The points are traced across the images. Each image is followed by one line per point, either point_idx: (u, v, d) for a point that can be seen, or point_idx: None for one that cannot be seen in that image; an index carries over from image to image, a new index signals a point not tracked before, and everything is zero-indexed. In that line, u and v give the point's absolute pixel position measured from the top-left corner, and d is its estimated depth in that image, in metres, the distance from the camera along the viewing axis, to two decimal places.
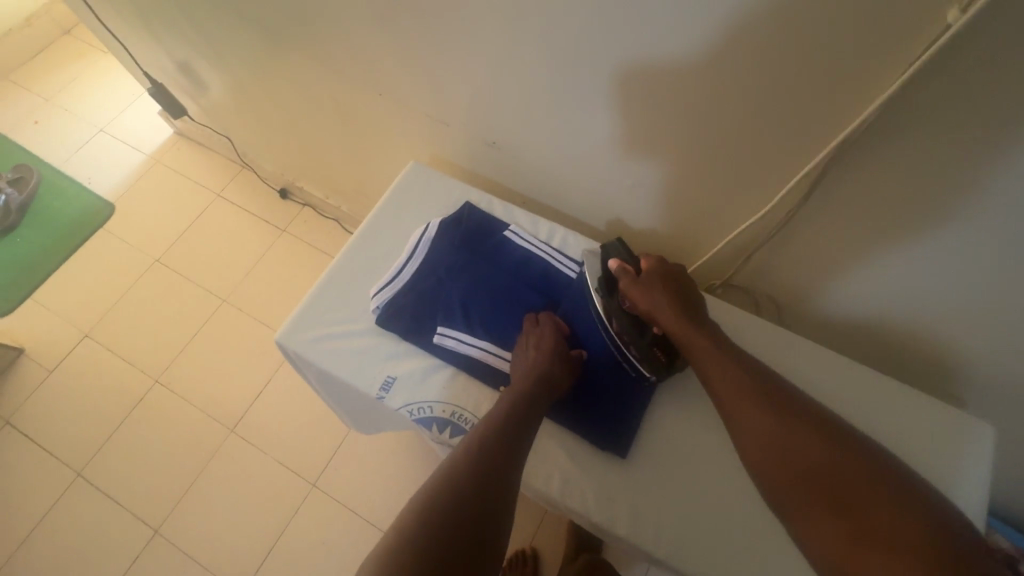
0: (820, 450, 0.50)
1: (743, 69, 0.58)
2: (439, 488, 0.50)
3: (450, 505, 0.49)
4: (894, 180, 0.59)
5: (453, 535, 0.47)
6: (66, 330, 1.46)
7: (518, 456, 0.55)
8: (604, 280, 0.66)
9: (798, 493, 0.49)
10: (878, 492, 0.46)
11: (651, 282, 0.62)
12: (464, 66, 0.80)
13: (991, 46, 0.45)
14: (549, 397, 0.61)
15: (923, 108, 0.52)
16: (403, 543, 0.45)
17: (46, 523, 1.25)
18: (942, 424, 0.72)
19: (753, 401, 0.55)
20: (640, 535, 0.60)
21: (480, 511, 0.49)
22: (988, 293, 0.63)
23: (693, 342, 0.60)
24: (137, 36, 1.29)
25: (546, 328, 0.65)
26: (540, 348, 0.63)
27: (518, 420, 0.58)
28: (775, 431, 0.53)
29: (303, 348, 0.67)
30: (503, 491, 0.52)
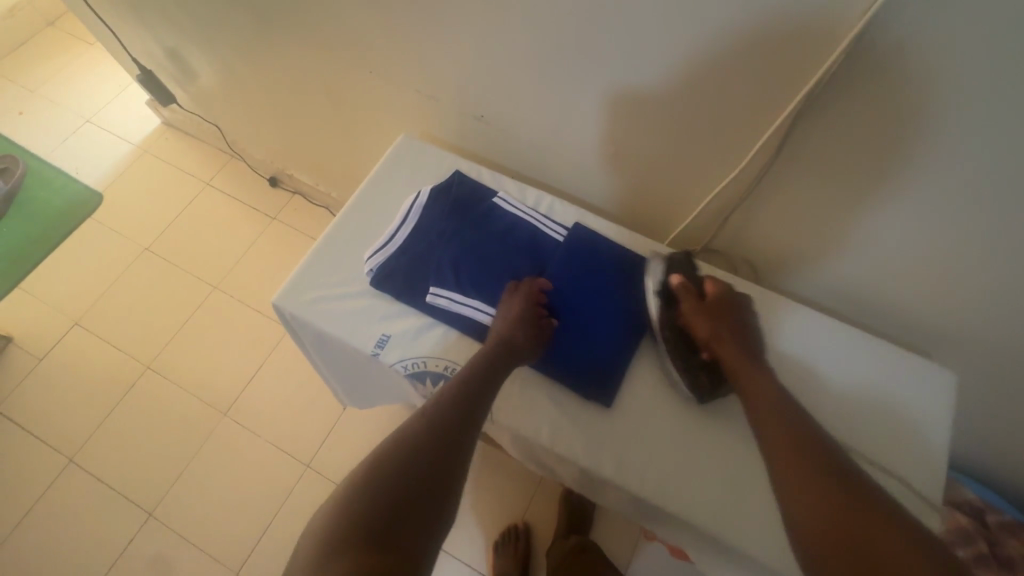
0: (834, 485, 0.51)
1: (713, 32, 0.62)
2: (397, 445, 0.53)
3: (406, 459, 0.52)
4: (859, 134, 0.63)
5: (404, 484, 0.50)
6: (55, 319, 1.45)
7: (477, 419, 0.58)
8: (665, 295, 0.68)
9: (814, 525, 0.49)
10: (859, 505, 0.49)
11: (717, 310, 0.64)
12: (451, 42, 0.83)
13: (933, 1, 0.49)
14: (511, 361, 0.64)
15: (879, 64, 0.56)
16: (356, 492, 0.49)
17: (38, 508, 1.25)
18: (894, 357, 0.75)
19: (778, 432, 0.57)
20: (626, 476, 0.63)
21: (432, 467, 0.52)
22: (945, 241, 0.68)
23: (744, 370, 0.62)
24: (126, 23, 1.30)
25: (522, 296, 0.68)
26: (507, 318, 0.66)
27: (480, 385, 0.60)
28: (793, 465, 0.53)
29: (300, 309, 0.69)
30: (458, 449, 0.55)
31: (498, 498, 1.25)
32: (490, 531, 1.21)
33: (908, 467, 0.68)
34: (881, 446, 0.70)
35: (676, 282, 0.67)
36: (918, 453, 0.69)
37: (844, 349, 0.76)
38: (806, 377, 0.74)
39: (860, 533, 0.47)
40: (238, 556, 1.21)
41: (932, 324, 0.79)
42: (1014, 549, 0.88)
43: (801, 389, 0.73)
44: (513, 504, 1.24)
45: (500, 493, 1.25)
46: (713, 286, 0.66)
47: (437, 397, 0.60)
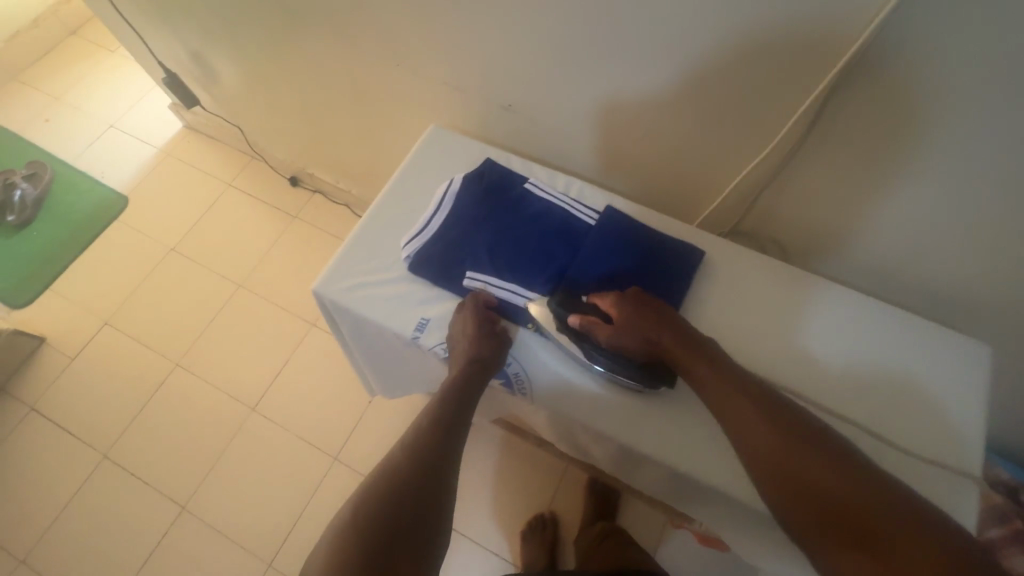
0: (815, 465, 0.50)
1: (743, 13, 0.63)
2: (387, 470, 0.55)
3: (396, 483, 0.54)
4: (892, 110, 0.63)
5: (395, 509, 0.52)
6: (85, 319, 1.49)
7: (457, 435, 0.61)
8: (575, 333, 0.66)
9: (806, 510, 0.49)
10: (853, 488, 0.48)
11: (628, 321, 0.62)
12: (478, 33, 0.84)
13: None
14: (483, 375, 0.65)
15: (913, 39, 0.56)
16: (353, 524, 0.51)
17: (75, 503, 1.28)
18: (933, 335, 0.74)
19: (750, 417, 0.54)
20: (665, 452, 0.64)
21: (422, 486, 0.55)
22: (978, 215, 0.68)
23: (689, 363, 0.59)
24: (152, 27, 1.33)
25: (470, 312, 0.68)
26: (467, 334, 0.66)
27: (457, 403, 0.63)
28: (774, 450, 0.52)
29: (340, 295, 0.71)
30: (444, 466, 0.57)
31: (523, 489, 1.26)
32: (517, 520, 1.22)
33: (947, 442, 0.67)
34: (916, 422, 0.68)
35: (576, 320, 0.65)
36: (956, 428, 0.67)
37: (878, 329, 0.74)
38: (840, 356, 0.73)
39: (850, 513, 0.47)
40: (271, 548, 1.23)
41: (964, 300, 0.79)
42: None
43: (834, 367, 0.72)
44: (539, 494, 1.25)
45: (526, 483, 1.26)
46: (607, 305, 0.64)
47: (415, 423, 0.62)
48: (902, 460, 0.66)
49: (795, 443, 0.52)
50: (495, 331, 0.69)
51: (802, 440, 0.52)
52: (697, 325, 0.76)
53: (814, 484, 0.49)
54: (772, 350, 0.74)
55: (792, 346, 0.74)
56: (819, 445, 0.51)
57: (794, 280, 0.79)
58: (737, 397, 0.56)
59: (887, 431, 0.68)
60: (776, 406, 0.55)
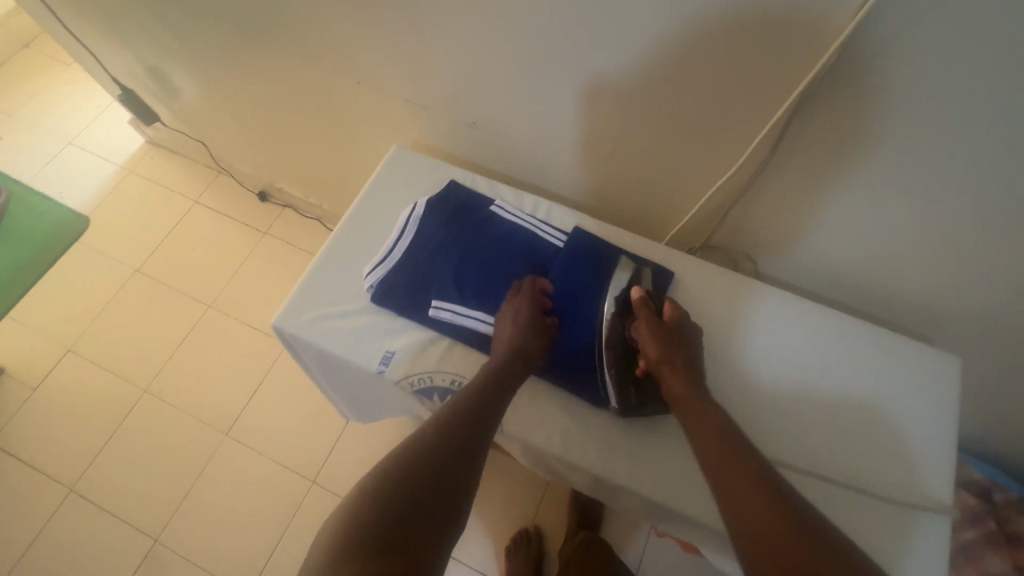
0: (776, 515, 0.48)
1: (703, 32, 0.62)
2: (405, 453, 0.52)
3: (417, 466, 0.51)
4: (854, 127, 0.63)
5: (414, 490, 0.49)
6: (47, 346, 1.43)
7: (487, 423, 0.57)
8: (621, 304, 0.67)
9: (758, 558, 0.46)
10: (799, 535, 0.46)
11: (666, 331, 0.63)
12: (439, 51, 0.82)
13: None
14: (524, 366, 0.63)
15: (870, 58, 0.56)
16: (366, 499, 0.47)
17: (41, 540, 1.23)
18: (893, 350, 0.76)
19: (727, 465, 0.53)
20: (639, 481, 0.63)
21: (440, 481, 0.50)
22: (944, 227, 0.68)
23: (681, 397, 0.60)
24: (105, 43, 1.27)
25: (524, 301, 0.66)
26: (517, 319, 0.65)
27: (489, 393, 0.60)
28: (741, 496, 0.50)
29: (301, 330, 0.68)
30: (466, 467, 0.53)
31: (506, 503, 1.24)
32: (500, 537, 1.21)
33: (908, 470, 0.69)
34: (873, 445, 0.70)
35: (635, 294, 0.67)
36: (917, 460, 0.69)
37: (842, 351, 0.76)
38: (802, 384, 0.74)
39: (800, 568, 0.44)
40: None
41: (934, 309, 0.79)
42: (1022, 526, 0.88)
43: (800, 392, 0.74)
44: (522, 508, 1.24)
45: (509, 498, 1.25)
46: (670, 307, 0.65)
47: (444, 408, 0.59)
48: None
49: (763, 493, 0.50)
50: (545, 322, 0.67)
51: (771, 492, 0.50)
52: None
53: (775, 532, 0.47)
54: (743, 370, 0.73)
55: (758, 370, 0.75)
56: (788, 501, 0.49)
57: (756, 305, 0.79)
58: (718, 443, 0.55)
59: (848, 461, 0.69)
60: (759, 462, 0.54)
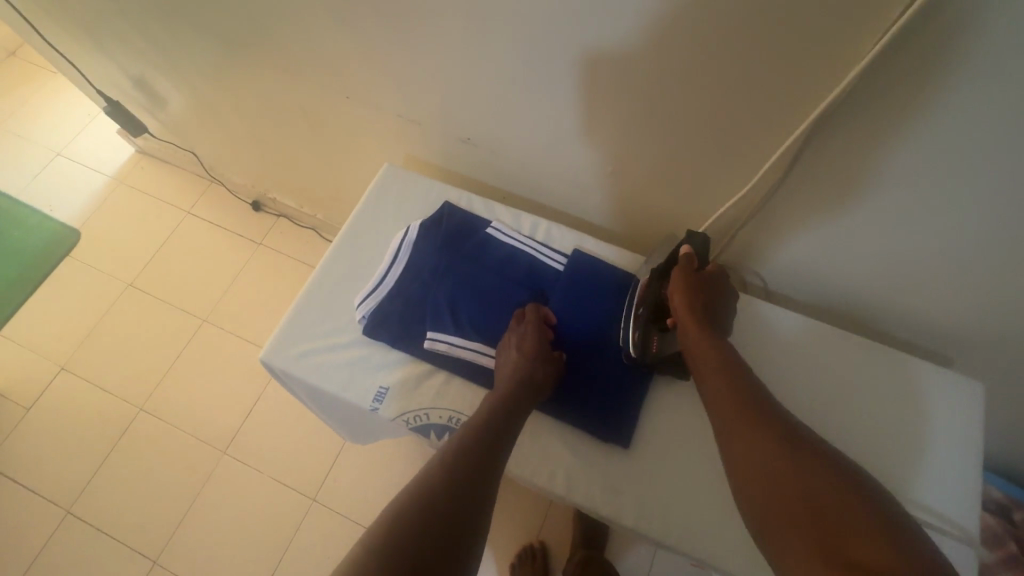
0: (796, 469, 0.48)
1: (713, 48, 0.58)
2: (412, 495, 0.48)
3: (427, 509, 0.47)
4: (875, 149, 0.58)
5: (426, 537, 0.45)
6: (40, 365, 1.40)
7: (495, 462, 0.54)
8: (667, 263, 0.65)
9: (761, 492, 0.49)
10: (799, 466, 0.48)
11: (699, 287, 0.61)
12: (432, 64, 0.78)
13: (955, 14, 0.45)
14: (531, 399, 0.60)
15: (894, 79, 0.52)
16: (375, 548, 0.43)
17: (39, 564, 1.21)
18: (901, 369, 0.74)
19: (735, 409, 0.54)
20: (647, 523, 0.60)
21: (451, 521, 0.47)
22: (969, 253, 0.64)
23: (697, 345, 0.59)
24: (89, 54, 1.23)
25: (530, 326, 0.64)
26: (523, 348, 0.62)
27: (496, 427, 0.57)
28: (759, 456, 0.50)
29: (290, 365, 0.65)
30: (477, 504, 0.50)
31: (510, 520, 1.21)
32: (504, 555, 1.18)
33: (916, 492, 0.68)
34: (889, 471, 0.69)
35: (684, 250, 0.63)
36: (926, 478, 0.68)
37: (840, 369, 0.75)
38: (800, 415, 0.72)
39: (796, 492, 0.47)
40: None
41: (953, 332, 0.75)
42: None
43: (811, 421, 0.72)
44: (526, 524, 1.21)
45: (512, 514, 1.22)
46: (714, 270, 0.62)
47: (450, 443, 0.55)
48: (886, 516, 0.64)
49: (781, 449, 0.50)
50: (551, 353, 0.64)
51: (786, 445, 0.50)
52: None
53: (797, 489, 0.47)
54: None
55: None
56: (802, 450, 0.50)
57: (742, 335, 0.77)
58: (736, 403, 0.55)
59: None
60: (773, 416, 0.54)
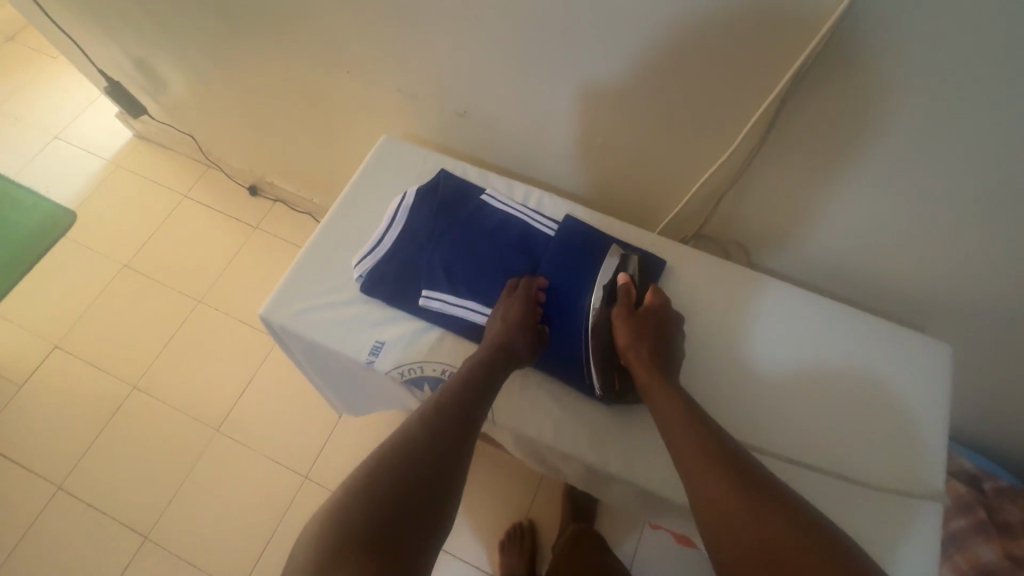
0: (762, 523, 0.46)
1: (693, 20, 0.61)
2: (388, 453, 0.52)
3: (399, 467, 0.50)
4: (844, 117, 0.62)
5: (396, 492, 0.48)
6: (34, 343, 1.41)
7: (473, 423, 0.56)
8: (608, 292, 0.67)
9: (727, 538, 0.47)
10: (764, 509, 0.47)
11: (641, 322, 0.63)
12: (428, 41, 0.81)
13: None
14: (511, 367, 0.62)
15: (860, 45, 0.55)
16: (347, 503, 0.47)
17: (28, 540, 1.21)
18: (882, 335, 0.76)
19: (698, 447, 0.53)
20: (630, 470, 0.62)
21: (427, 479, 0.50)
22: (937, 216, 0.68)
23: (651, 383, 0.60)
24: (91, 35, 1.25)
25: (518, 299, 0.66)
26: (507, 320, 0.64)
27: (476, 392, 0.59)
28: (724, 506, 0.48)
29: (289, 320, 0.67)
30: (452, 467, 0.52)
31: (500, 497, 1.24)
32: (495, 530, 1.21)
33: (907, 471, 0.68)
34: (861, 433, 0.71)
35: (621, 280, 0.67)
36: (917, 457, 0.69)
37: (823, 336, 0.76)
38: (783, 375, 0.74)
39: (763, 534, 0.45)
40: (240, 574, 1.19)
41: (924, 298, 0.79)
42: (1012, 514, 0.89)
43: (792, 382, 0.74)
44: (516, 502, 1.23)
45: (503, 492, 1.24)
46: (652, 297, 0.65)
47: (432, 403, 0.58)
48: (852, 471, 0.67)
49: (747, 500, 0.48)
50: (537, 325, 0.66)
51: (754, 494, 0.49)
52: None
53: (762, 546, 0.45)
54: (731, 362, 0.75)
55: (750, 364, 0.75)
56: (770, 500, 0.48)
57: (732, 301, 0.78)
58: (697, 443, 0.53)
59: (840, 468, 0.69)
60: (738, 461, 0.52)
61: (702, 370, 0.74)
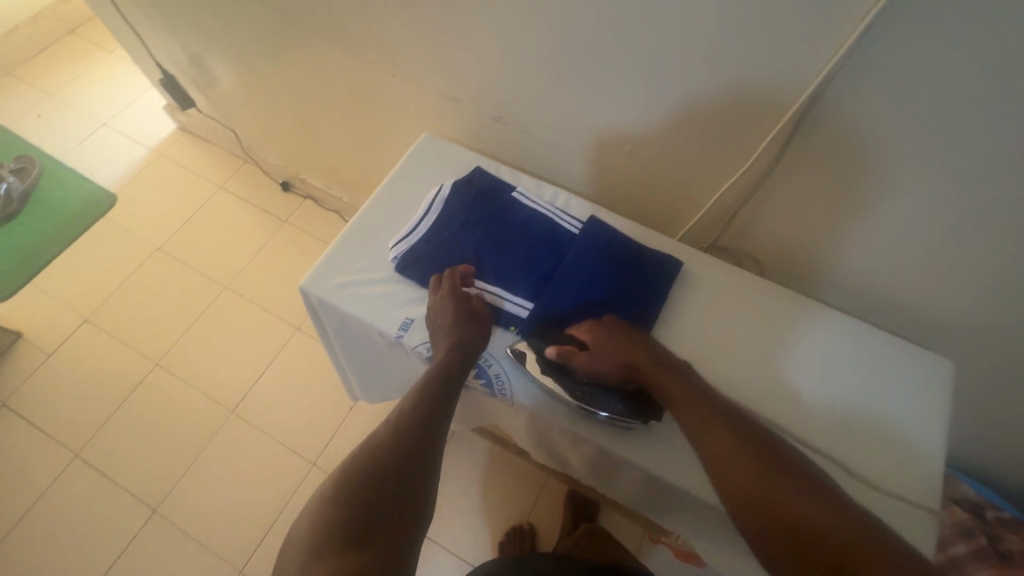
0: (800, 504, 0.50)
1: (718, 41, 0.67)
2: (365, 455, 0.56)
3: (376, 465, 0.55)
4: (858, 136, 0.67)
5: (377, 490, 0.53)
6: (66, 315, 1.47)
7: (439, 416, 0.61)
8: (553, 367, 0.67)
9: (748, 508, 0.52)
10: (778, 476, 0.52)
11: (605, 350, 0.65)
12: (471, 48, 0.88)
13: (921, 13, 0.54)
14: (465, 360, 0.66)
15: (872, 70, 0.61)
16: (332, 507, 0.51)
17: (42, 504, 1.25)
18: (894, 351, 0.78)
19: (711, 425, 0.57)
20: (640, 455, 0.65)
21: (398, 476, 0.55)
22: (943, 237, 0.71)
23: (660, 380, 0.62)
24: (153, 28, 1.34)
25: (445, 302, 0.69)
26: (443, 326, 0.68)
27: (438, 386, 0.63)
28: (769, 492, 0.51)
29: (326, 293, 0.72)
30: (421, 457, 0.57)
31: (502, 499, 1.25)
32: (495, 531, 1.22)
33: (919, 485, 0.69)
34: (873, 443, 0.71)
35: (552, 353, 0.67)
36: (931, 473, 0.69)
37: (833, 347, 0.78)
38: (795, 383, 0.76)
39: (778, 500, 0.51)
40: (242, 554, 1.20)
41: (928, 318, 0.82)
42: (1013, 543, 0.90)
43: (803, 391, 0.75)
44: (518, 505, 1.25)
45: (505, 493, 1.26)
46: (582, 332, 0.67)
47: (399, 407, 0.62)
48: (854, 477, 0.69)
49: (778, 479, 0.52)
50: (471, 312, 0.70)
51: (789, 477, 0.52)
52: (673, 334, 0.79)
53: (782, 514, 0.50)
54: (741, 366, 0.77)
55: (761, 371, 0.77)
56: (803, 482, 0.52)
57: (750, 308, 0.82)
58: (714, 425, 0.57)
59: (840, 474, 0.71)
60: (767, 442, 0.56)
61: (712, 371, 0.77)
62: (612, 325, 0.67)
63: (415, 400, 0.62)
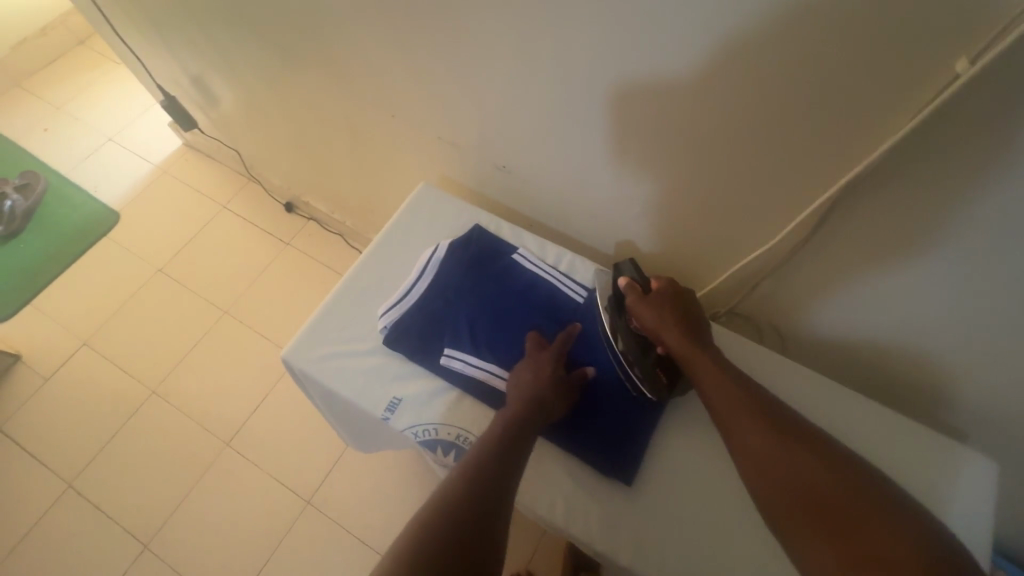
0: (817, 473, 0.52)
1: (743, 115, 0.61)
2: (430, 511, 0.50)
3: (443, 525, 0.48)
4: (898, 223, 0.61)
5: (445, 555, 0.46)
6: (64, 338, 1.45)
7: (510, 479, 0.54)
8: (614, 299, 0.67)
9: (767, 483, 0.54)
10: (795, 449, 0.54)
11: (663, 308, 0.64)
12: (475, 95, 0.82)
13: (986, 108, 0.48)
14: (541, 418, 0.61)
15: (923, 158, 0.54)
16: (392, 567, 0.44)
17: (33, 535, 1.23)
18: (928, 448, 0.70)
19: (736, 403, 0.59)
20: (642, 565, 0.60)
21: (468, 544, 0.47)
22: (991, 335, 0.64)
23: (697, 363, 0.62)
24: (155, 50, 1.31)
25: (547, 358, 0.65)
26: (532, 374, 0.63)
27: (510, 446, 0.57)
28: (786, 465, 0.54)
29: (309, 366, 0.68)
30: (493, 524, 0.50)
31: None
32: None
33: None
34: None
35: (622, 283, 0.67)
36: None
37: (858, 438, 0.72)
38: None
39: (794, 471, 0.53)
40: None
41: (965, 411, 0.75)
42: None
43: None
44: (517, 553, 1.20)
45: None
46: (658, 281, 0.65)
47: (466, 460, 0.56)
48: None
49: (793, 449, 0.54)
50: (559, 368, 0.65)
51: (802, 444, 0.55)
52: None
53: (800, 486, 0.52)
54: None
55: None
56: (814, 448, 0.54)
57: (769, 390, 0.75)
58: (744, 401, 0.59)
59: None
60: (790, 421, 0.57)
61: None
62: (683, 291, 0.66)
63: (480, 464, 0.55)
